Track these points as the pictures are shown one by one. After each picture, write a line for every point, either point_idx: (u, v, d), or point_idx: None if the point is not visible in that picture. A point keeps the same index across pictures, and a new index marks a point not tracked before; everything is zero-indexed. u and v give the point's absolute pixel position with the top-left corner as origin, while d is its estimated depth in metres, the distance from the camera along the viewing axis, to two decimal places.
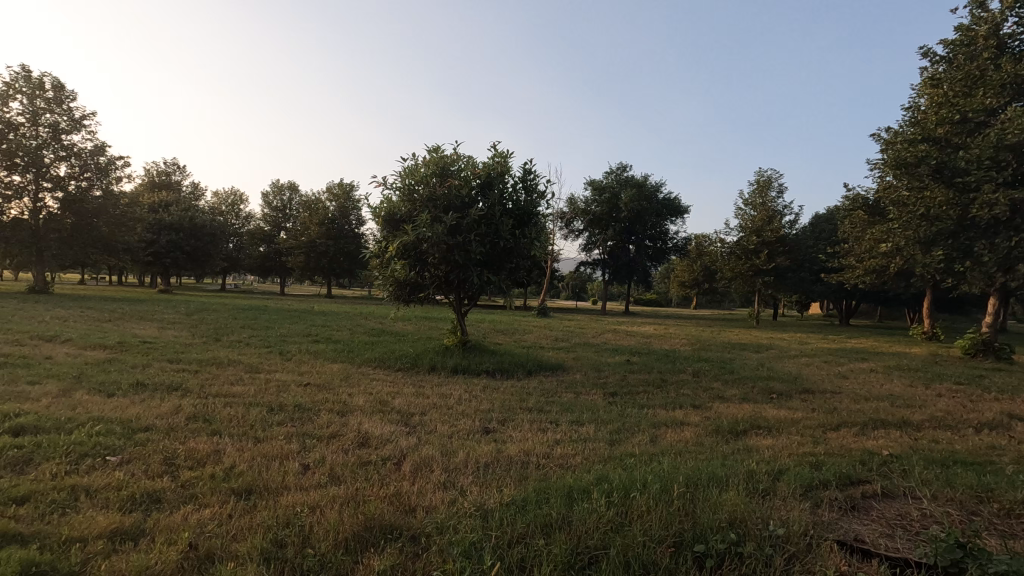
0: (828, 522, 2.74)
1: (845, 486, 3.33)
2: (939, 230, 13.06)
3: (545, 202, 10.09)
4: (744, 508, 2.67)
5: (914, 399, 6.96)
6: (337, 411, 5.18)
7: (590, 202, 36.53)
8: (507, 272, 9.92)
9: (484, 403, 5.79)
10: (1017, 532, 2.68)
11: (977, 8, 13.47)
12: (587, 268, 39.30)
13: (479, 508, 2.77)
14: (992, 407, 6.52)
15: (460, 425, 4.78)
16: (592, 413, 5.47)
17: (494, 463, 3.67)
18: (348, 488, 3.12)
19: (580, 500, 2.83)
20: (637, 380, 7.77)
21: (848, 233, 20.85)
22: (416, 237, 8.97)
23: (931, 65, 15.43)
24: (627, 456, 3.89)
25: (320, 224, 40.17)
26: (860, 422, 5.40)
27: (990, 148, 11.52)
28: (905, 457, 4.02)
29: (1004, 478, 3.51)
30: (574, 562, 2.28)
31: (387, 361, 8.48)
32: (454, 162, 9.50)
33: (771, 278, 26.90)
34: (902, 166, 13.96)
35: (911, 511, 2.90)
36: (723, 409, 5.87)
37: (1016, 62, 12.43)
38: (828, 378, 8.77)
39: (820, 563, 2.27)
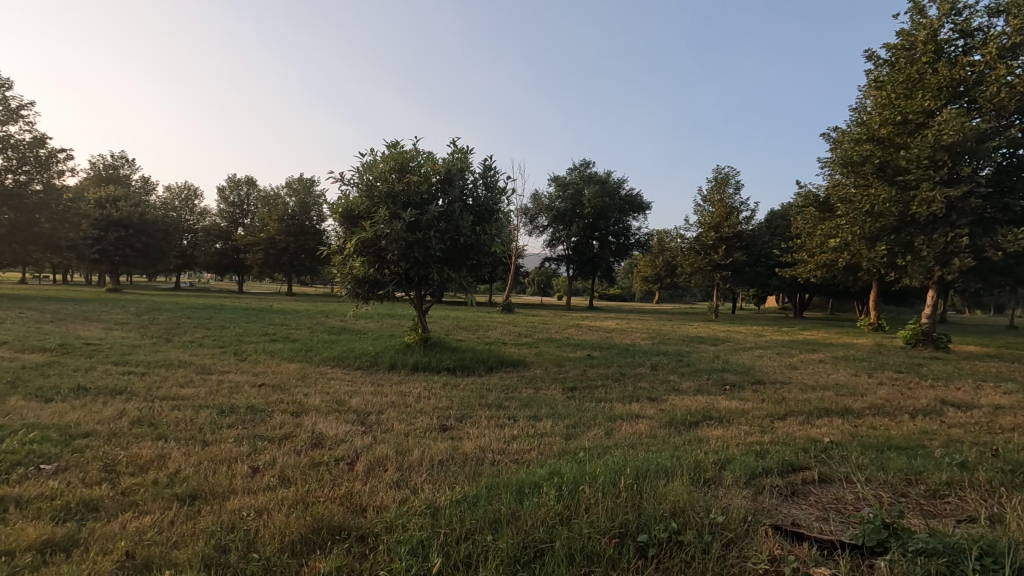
0: (768, 508, 2.85)
1: (786, 473, 3.48)
2: (882, 226, 13.72)
3: (506, 198, 10.11)
4: (687, 497, 2.75)
5: (857, 387, 7.32)
6: (291, 412, 5.08)
7: (553, 199, 36.77)
8: (468, 268, 9.89)
9: (442, 400, 5.78)
10: (940, 511, 2.86)
11: (917, 14, 14.15)
12: (552, 264, 39.54)
13: (429, 507, 2.77)
14: (928, 394, 6.90)
15: (417, 423, 4.76)
16: (550, 408, 5.54)
17: (449, 460, 3.67)
18: (297, 490, 3.08)
19: (530, 494, 2.87)
20: (596, 374, 7.90)
21: (800, 228, 21.67)
22: (374, 234, 8.87)
23: (875, 68, 16.13)
24: (580, 450, 3.95)
25: (279, 220, 39.23)
26: (805, 411, 5.64)
27: (928, 148, 12.33)
28: (844, 444, 4.22)
29: (933, 461, 3.72)
30: (520, 556, 2.31)
31: (347, 360, 8.36)
32: (413, 158, 9.39)
33: (728, 272, 27.74)
34: (848, 164, 14.56)
35: (846, 495, 3.05)
36: (677, 401, 6.04)
37: (952, 66, 13.11)
38: (780, 369, 9.11)
39: (755, 547, 2.36)
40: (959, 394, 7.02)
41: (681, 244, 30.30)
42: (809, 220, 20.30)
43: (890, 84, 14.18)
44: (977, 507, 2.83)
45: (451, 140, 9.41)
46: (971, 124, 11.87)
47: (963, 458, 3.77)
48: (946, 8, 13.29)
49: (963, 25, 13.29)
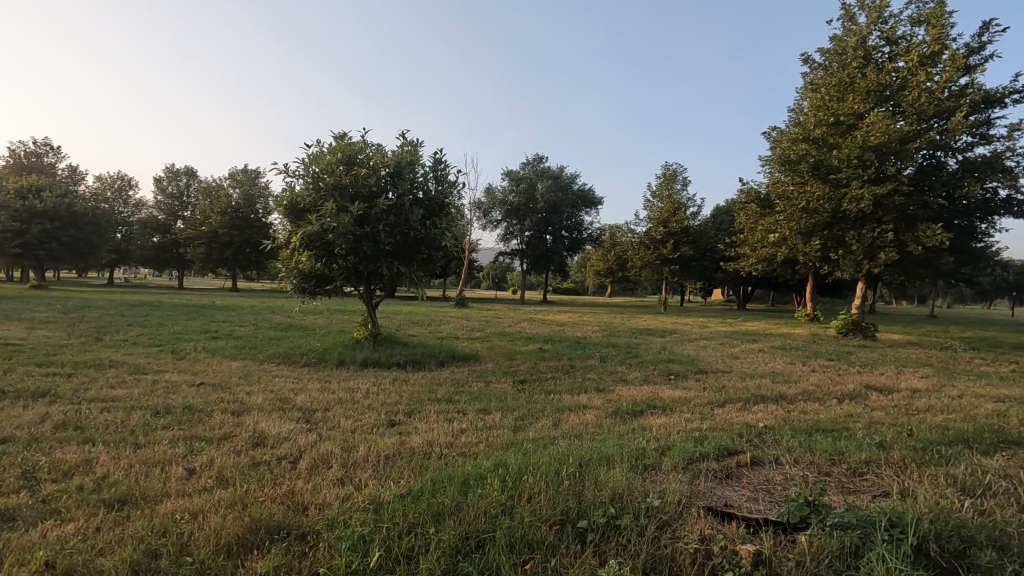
0: (703, 491, 2.98)
1: (722, 457, 3.65)
2: (816, 222, 14.44)
3: (456, 192, 10.04)
4: (626, 483, 2.85)
5: (791, 374, 7.75)
6: (231, 411, 4.91)
7: (507, 193, 36.81)
8: (418, 263, 9.79)
9: (391, 396, 5.73)
10: (858, 488, 3.07)
11: (848, 21, 15.01)
12: (506, 259, 39.61)
13: (372, 502, 2.76)
14: (855, 380, 7.38)
15: (365, 420, 4.70)
16: (500, 401, 5.59)
17: (395, 456, 3.65)
18: (236, 490, 2.98)
19: (475, 486, 2.89)
20: (546, 367, 8.00)
21: (743, 224, 22.59)
22: (320, 227, 8.65)
23: (810, 72, 16.98)
24: (527, 442, 4.00)
25: (222, 213, 37.55)
26: (743, 398, 5.91)
27: (858, 149, 12.99)
28: (777, 428, 4.45)
29: (855, 441, 3.99)
30: (461, 547, 2.34)
31: (292, 357, 8.12)
32: (361, 150, 9.20)
33: (676, 266, 28.59)
34: (786, 163, 15.16)
35: (775, 476, 3.24)
36: (624, 392, 6.21)
37: (879, 72, 13.96)
38: (722, 359, 9.50)
39: (688, 528, 2.45)
40: (883, 379, 7.53)
41: (632, 239, 31.02)
42: (751, 216, 21.17)
43: (823, 87, 14.94)
44: (890, 482, 3.06)
45: (400, 132, 9.27)
46: (896, 127, 12.67)
47: (880, 438, 4.06)
48: (874, 17, 14.14)
49: (889, 33, 14.16)
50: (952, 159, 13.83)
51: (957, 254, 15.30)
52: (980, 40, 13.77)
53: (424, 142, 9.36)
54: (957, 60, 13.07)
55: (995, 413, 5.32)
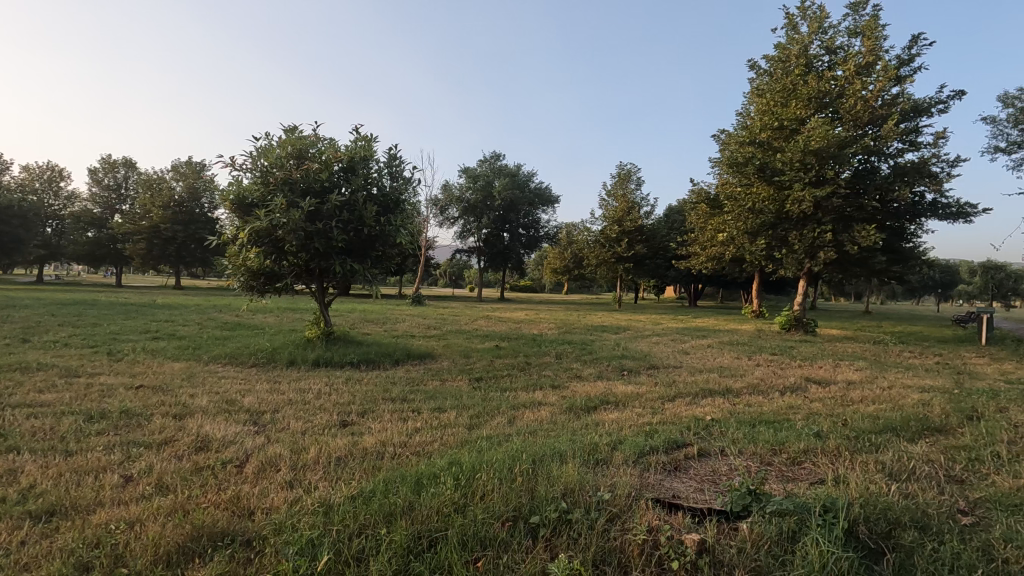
0: (652, 483, 3.07)
1: (671, 450, 3.76)
2: (762, 222, 15.04)
3: (411, 188, 9.92)
4: (578, 478, 2.89)
5: (738, 369, 8.06)
6: (173, 415, 4.70)
7: (464, 190, 36.63)
8: (372, 260, 9.61)
9: (344, 396, 5.61)
10: (797, 476, 3.22)
11: (791, 30, 15.68)
12: (463, 256, 39.45)
13: (323, 505, 2.70)
14: (796, 373, 7.75)
15: (316, 421, 4.59)
16: (455, 399, 5.57)
17: (348, 457, 3.59)
18: (177, 497, 2.86)
19: (428, 485, 2.87)
20: (502, 365, 8.03)
21: (694, 223, 23.26)
22: (269, 223, 8.38)
23: (756, 78, 17.63)
24: (482, 439, 4.01)
25: (164, 207, 35.78)
26: (693, 392, 6.11)
27: (800, 153, 13.57)
28: (723, 421, 4.62)
29: (795, 432, 4.18)
30: (413, 547, 2.32)
31: (240, 357, 7.83)
32: (313, 145, 8.96)
33: (630, 264, 29.20)
34: (734, 165, 15.70)
35: (720, 467, 3.37)
36: (578, 388, 6.31)
37: (820, 80, 14.65)
38: (673, 354, 9.78)
39: (637, 520, 2.52)
40: (821, 372, 7.95)
41: (588, 237, 31.46)
42: (701, 216, 21.85)
43: (768, 93, 15.56)
44: (826, 470, 3.23)
45: (353, 126, 9.08)
46: (834, 133, 13.32)
47: (818, 428, 4.28)
48: (815, 27, 14.82)
49: (828, 43, 14.88)
50: (885, 164, 14.68)
51: (890, 254, 16.25)
52: (909, 53, 14.66)
53: (378, 137, 9.19)
54: (889, 71, 13.87)
55: (921, 402, 5.70)
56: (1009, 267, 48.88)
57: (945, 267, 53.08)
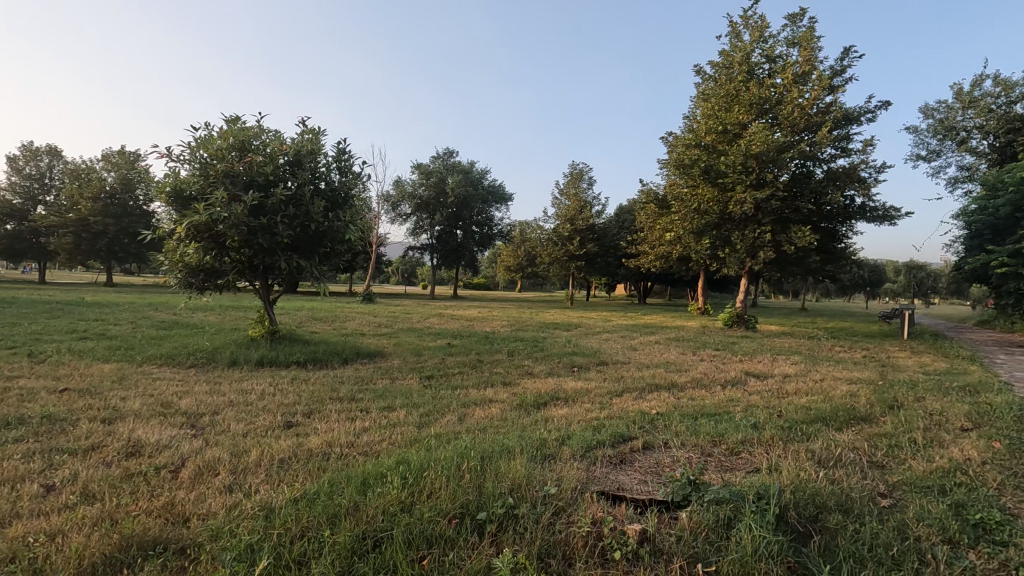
0: (598, 477, 3.14)
1: (617, 443, 3.85)
2: (706, 222, 15.57)
3: (361, 183, 9.72)
4: (526, 473, 2.93)
5: (682, 364, 8.36)
6: (102, 419, 4.44)
7: (416, 186, 36.16)
8: (320, 257, 9.35)
9: (289, 396, 5.44)
10: (734, 465, 3.37)
11: (735, 38, 16.29)
12: (415, 253, 38.99)
13: (264, 508, 2.62)
14: (736, 367, 8.10)
15: (258, 422, 4.44)
16: (406, 398, 5.51)
17: (291, 459, 3.49)
18: (105, 506, 2.71)
19: (374, 485, 2.83)
20: (454, 363, 8.00)
21: (643, 223, 23.87)
22: (209, 218, 8.02)
23: (702, 83, 18.23)
24: (432, 437, 3.99)
25: (93, 199, 33.60)
26: (640, 387, 6.29)
27: (742, 156, 14.13)
28: (668, 415, 4.76)
29: (733, 424, 4.37)
30: (358, 548, 2.29)
31: (177, 358, 7.46)
32: (256, 136, 8.63)
33: (582, 262, 29.65)
34: (681, 166, 16.18)
35: (664, 459, 3.48)
36: (529, 385, 6.38)
37: (760, 86, 15.30)
38: (622, 351, 10.02)
39: (582, 512, 2.57)
40: (759, 366, 8.34)
41: (541, 235, 31.72)
42: (650, 215, 22.44)
43: (713, 97, 16.11)
44: (761, 459, 3.39)
45: (299, 118, 8.81)
46: (773, 138, 13.94)
47: (754, 420, 4.48)
48: (756, 36, 15.46)
49: (769, 51, 15.55)
50: (819, 169, 15.49)
51: (823, 254, 17.18)
52: (841, 64, 15.52)
53: (326, 130, 8.96)
54: (823, 81, 14.64)
55: (848, 393, 6.07)
56: (929, 267, 52.70)
57: (873, 266, 56.66)
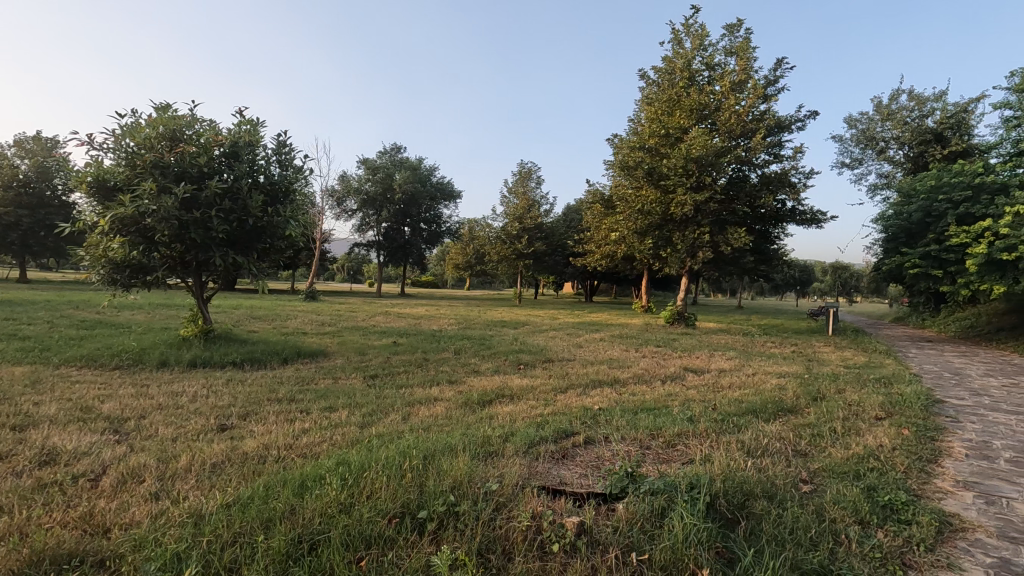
0: (540, 472, 3.19)
1: (560, 439, 3.92)
2: (650, 222, 16.04)
3: (302, 178, 9.41)
4: (468, 471, 2.93)
5: (625, 360, 8.60)
6: (12, 426, 4.11)
7: (362, 182, 35.34)
8: (258, 253, 8.99)
9: (224, 398, 5.22)
10: (670, 457, 3.51)
11: (677, 45, 16.85)
12: (361, 250, 38.16)
13: (193, 515, 2.51)
14: (676, 363, 8.42)
15: (190, 426, 4.24)
16: (348, 397, 5.39)
17: (225, 462, 3.35)
18: (13, 518, 2.52)
19: (312, 487, 2.76)
20: (399, 361, 7.91)
21: (590, 222, 24.34)
22: (135, 210, 7.56)
23: (645, 87, 18.73)
24: (374, 437, 3.94)
25: (4, 188, 30.87)
26: (584, 383, 6.44)
27: (683, 159, 14.65)
28: (610, 410, 4.89)
29: (670, 417, 4.54)
30: (292, 552, 2.23)
31: (99, 359, 7.00)
32: (189, 126, 8.21)
33: (530, 260, 29.94)
34: (626, 168, 16.60)
35: (605, 453, 3.58)
36: (475, 382, 6.41)
37: (700, 93, 15.90)
38: (568, 348, 10.20)
39: (522, 507, 2.60)
40: (697, 361, 8.70)
41: (489, 233, 31.75)
42: (596, 215, 22.91)
43: (656, 102, 16.60)
44: (695, 450, 3.54)
45: (237, 108, 8.43)
46: (712, 142, 14.54)
47: (691, 414, 4.67)
48: (697, 44, 16.05)
49: (708, 59, 16.19)
50: (754, 174, 16.24)
51: (757, 254, 18.05)
52: (775, 74, 16.33)
53: (265, 122, 8.62)
54: (757, 90, 15.39)
55: (777, 386, 6.43)
56: (852, 267, 56.49)
57: (802, 267, 60.02)
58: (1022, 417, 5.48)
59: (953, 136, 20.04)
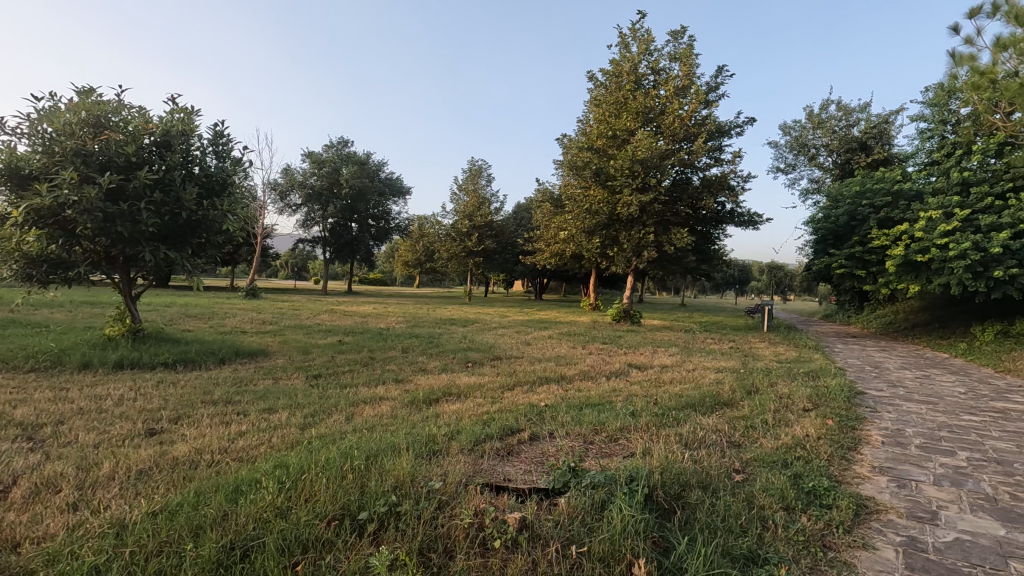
0: (485, 469, 3.20)
1: (505, 436, 3.94)
2: (597, 221, 16.34)
3: (240, 171, 9.03)
4: (410, 470, 2.90)
5: (571, 357, 8.74)
6: None
7: (308, 176, 34.25)
8: (193, 248, 8.56)
9: (153, 401, 4.94)
10: (611, 451, 3.60)
11: (624, 48, 17.20)
12: (306, 246, 37.01)
13: (115, 526, 2.37)
14: (620, 359, 8.64)
15: (114, 431, 3.99)
16: (289, 398, 5.22)
17: (153, 469, 3.18)
18: None
19: (248, 491, 2.67)
20: (344, 360, 7.74)
21: (540, 221, 24.56)
22: (54, 201, 7.03)
23: (593, 88, 19.03)
24: (315, 438, 3.83)
25: None
26: (531, 380, 6.50)
27: (629, 161, 15.00)
28: (555, 406, 4.95)
29: (614, 412, 4.65)
30: (224, 560, 2.16)
31: (11, 361, 6.46)
32: (116, 112, 7.71)
33: (480, 258, 29.94)
34: (575, 168, 16.86)
35: (548, 449, 3.63)
36: (422, 381, 6.35)
37: (646, 96, 16.31)
38: (516, 345, 10.27)
39: (466, 504, 2.60)
40: (641, 357, 8.97)
41: (438, 230, 31.47)
42: (546, 213, 23.16)
43: (603, 103, 16.91)
44: (636, 444, 3.65)
45: (169, 96, 8.00)
46: (656, 145, 14.96)
47: (632, 408, 4.80)
48: (643, 49, 16.45)
49: (654, 64, 16.62)
50: (696, 176, 16.81)
51: (699, 254, 18.71)
52: (716, 81, 16.95)
53: (200, 111, 8.21)
54: (699, 95, 15.94)
55: (715, 381, 6.70)
56: (786, 267, 59.67)
57: (740, 266, 62.85)
58: (932, 407, 5.95)
59: (876, 144, 21.52)
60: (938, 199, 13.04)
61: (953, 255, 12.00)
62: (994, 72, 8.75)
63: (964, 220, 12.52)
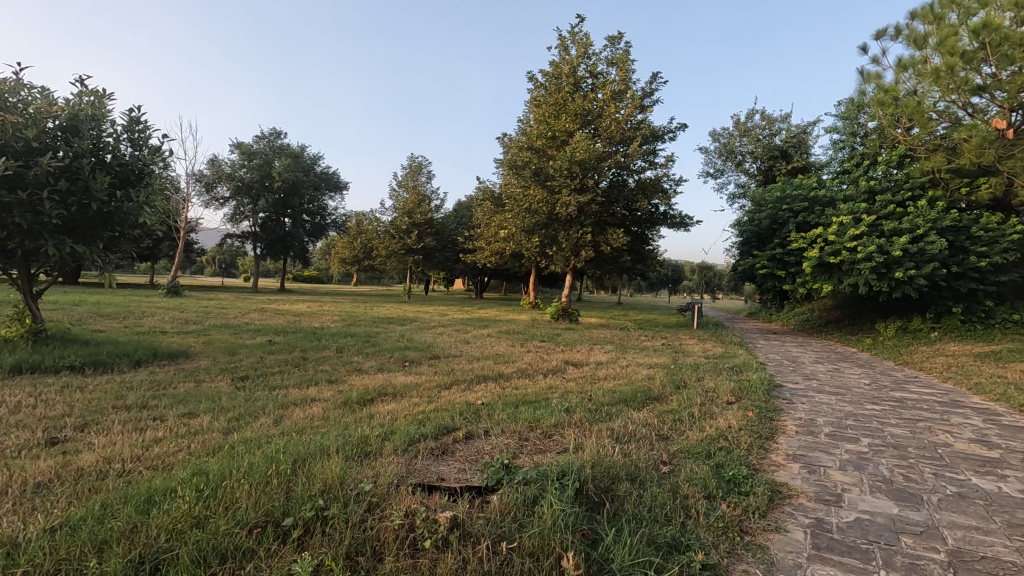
0: (418, 469, 3.17)
1: (440, 435, 3.92)
2: (537, 221, 16.52)
3: (159, 160, 8.47)
4: (339, 473, 2.83)
5: (509, 355, 8.79)
6: None
7: (237, 168, 32.59)
8: (104, 242, 7.93)
9: (55, 408, 4.54)
10: (545, 447, 3.66)
11: (563, 51, 17.48)
12: (236, 241, 35.24)
13: (5, 544, 2.17)
14: (558, 357, 8.78)
15: (8, 441, 3.63)
16: (212, 402, 4.95)
17: (54, 480, 2.94)
18: None
19: (161, 501, 2.52)
20: (274, 361, 7.42)
21: (480, 219, 24.53)
22: None
23: (534, 89, 19.21)
24: (239, 443, 3.66)
25: None
26: (468, 379, 6.49)
27: (568, 162, 15.26)
28: (491, 405, 4.96)
29: (548, 409, 4.72)
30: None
31: None
32: (14, 92, 7.03)
33: (419, 256, 29.53)
34: (515, 167, 16.98)
35: (483, 447, 3.64)
36: (356, 381, 6.20)
37: (585, 99, 16.65)
38: (455, 344, 10.22)
39: (397, 505, 2.57)
40: (577, 355, 9.14)
41: (377, 227, 30.80)
42: (486, 211, 23.18)
43: (543, 104, 17.12)
44: (570, 440, 3.72)
45: (77, 77, 7.39)
46: (594, 147, 15.28)
47: (567, 405, 4.89)
48: (581, 52, 16.78)
49: (592, 68, 16.98)
50: (631, 179, 17.32)
51: (634, 254, 19.30)
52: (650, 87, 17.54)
53: (113, 94, 7.62)
54: (635, 100, 16.44)
55: (647, 377, 6.92)
56: (715, 267, 62.66)
57: (673, 266, 65.45)
58: (841, 397, 6.43)
59: (795, 153, 23.05)
60: (849, 206, 14.07)
61: (861, 257, 13.01)
62: (896, 90, 9.78)
63: (870, 225, 13.58)
